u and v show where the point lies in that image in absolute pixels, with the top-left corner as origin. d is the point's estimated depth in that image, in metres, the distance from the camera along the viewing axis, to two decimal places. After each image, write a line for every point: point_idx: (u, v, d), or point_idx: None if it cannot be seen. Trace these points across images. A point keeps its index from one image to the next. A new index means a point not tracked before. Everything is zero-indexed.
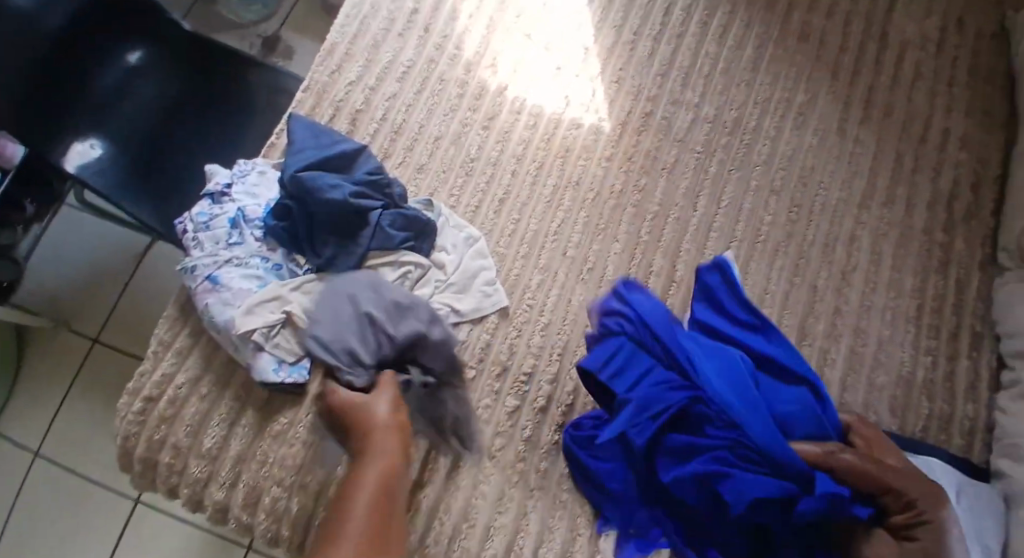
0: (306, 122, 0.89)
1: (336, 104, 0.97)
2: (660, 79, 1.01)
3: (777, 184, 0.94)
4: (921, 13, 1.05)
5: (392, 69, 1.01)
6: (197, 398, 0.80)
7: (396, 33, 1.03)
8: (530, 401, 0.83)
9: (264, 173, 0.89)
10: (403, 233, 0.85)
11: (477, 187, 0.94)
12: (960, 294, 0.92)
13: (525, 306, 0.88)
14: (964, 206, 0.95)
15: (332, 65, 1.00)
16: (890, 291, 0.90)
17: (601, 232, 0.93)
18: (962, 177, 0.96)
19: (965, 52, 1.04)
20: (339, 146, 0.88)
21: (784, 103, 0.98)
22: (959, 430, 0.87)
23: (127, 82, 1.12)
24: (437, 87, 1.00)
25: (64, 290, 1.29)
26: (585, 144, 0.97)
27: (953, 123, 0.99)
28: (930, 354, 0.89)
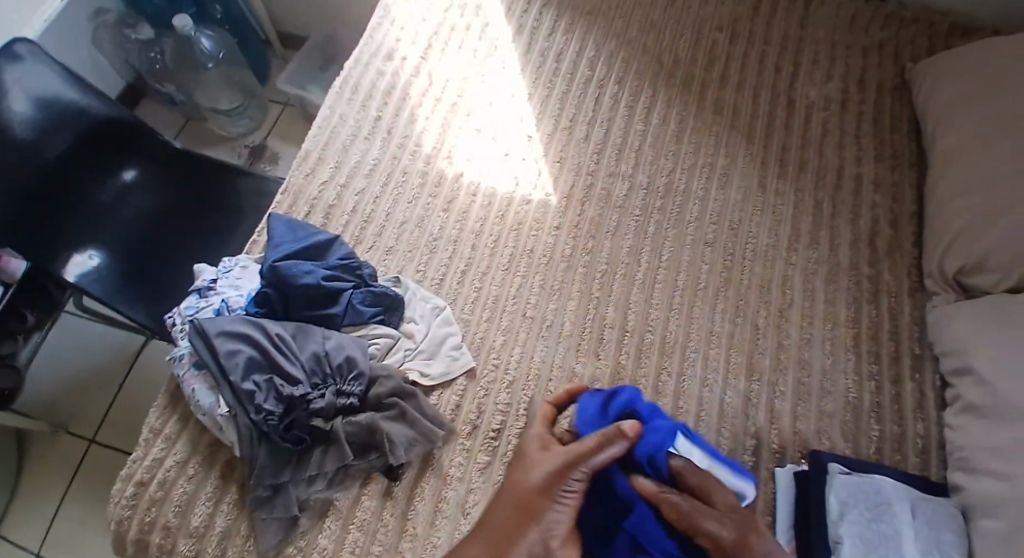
0: (286, 220, 0.99)
1: (311, 202, 1.09)
2: (597, 156, 1.14)
3: (710, 237, 1.05)
4: (822, 78, 1.19)
5: (359, 167, 1.12)
6: (185, 478, 0.84)
7: (362, 137, 1.16)
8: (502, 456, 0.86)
9: (247, 267, 0.97)
10: (373, 307, 0.94)
11: (441, 263, 1.04)
12: (894, 320, 0.98)
13: (491, 367, 0.94)
14: (885, 242, 1.03)
15: (306, 170, 1.12)
16: (826, 324, 0.97)
17: (556, 292, 1.01)
18: (880, 217, 1.05)
19: (869, 106, 1.16)
20: (314, 236, 0.97)
21: (708, 167, 1.12)
22: (914, 450, 0.89)
23: (124, 199, 1.26)
24: (400, 179, 1.12)
25: (64, 396, 1.43)
26: (536, 216, 1.08)
27: (864, 169, 1.10)
28: (873, 379, 0.93)
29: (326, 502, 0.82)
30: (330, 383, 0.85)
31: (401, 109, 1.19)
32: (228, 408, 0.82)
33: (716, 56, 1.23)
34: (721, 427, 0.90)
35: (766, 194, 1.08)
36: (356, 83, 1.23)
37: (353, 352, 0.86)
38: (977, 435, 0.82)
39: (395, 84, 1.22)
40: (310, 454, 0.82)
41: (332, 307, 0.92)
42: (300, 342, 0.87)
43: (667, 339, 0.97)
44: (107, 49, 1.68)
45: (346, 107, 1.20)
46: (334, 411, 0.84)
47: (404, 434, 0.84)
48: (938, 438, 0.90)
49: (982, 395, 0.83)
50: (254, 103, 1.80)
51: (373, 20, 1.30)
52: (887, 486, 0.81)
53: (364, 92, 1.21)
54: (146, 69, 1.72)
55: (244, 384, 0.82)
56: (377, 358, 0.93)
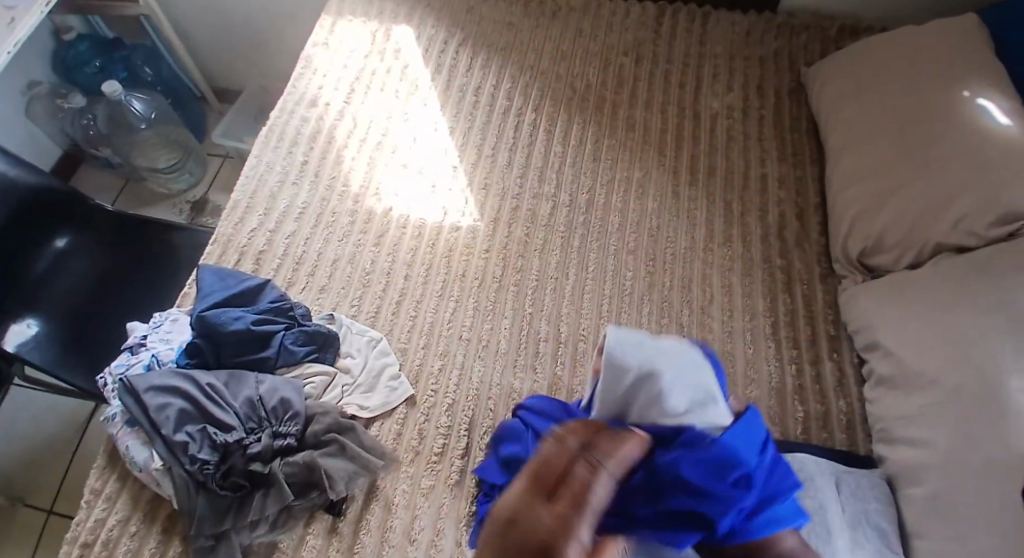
0: (215, 269, 1.01)
1: (242, 250, 1.11)
2: (520, 179, 1.19)
3: (632, 246, 1.11)
4: (723, 89, 1.29)
5: (289, 212, 1.15)
6: (128, 535, 0.84)
7: (291, 183, 1.18)
8: (446, 477, 0.88)
9: (177, 319, 0.99)
10: (306, 346, 0.96)
11: (376, 296, 1.06)
12: (808, 305, 1.04)
13: (430, 392, 0.96)
14: (793, 232, 1.11)
15: (236, 219, 1.14)
16: (745, 316, 1.03)
17: (490, 312, 1.04)
18: (786, 211, 1.13)
19: (768, 110, 1.26)
20: (244, 283, 0.99)
21: (625, 181, 1.18)
22: (839, 427, 0.93)
23: (59, 266, 1.27)
24: (331, 220, 1.14)
25: (16, 469, 1.41)
26: (466, 241, 1.11)
27: (768, 168, 1.18)
28: (794, 362, 0.98)
29: (271, 544, 0.83)
30: (265, 426, 0.87)
31: (328, 152, 1.22)
32: (163, 461, 0.84)
33: (624, 77, 1.32)
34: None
35: (679, 201, 1.15)
36: (282, 132, 1.26)
37: (287, 394, 0.89)
38: (893, 404, 0.87)
39: (320, 129, 1.25)
40: (250, 498, 0.83)
41: (265, 350, 0.94)
42: (234, 390, 0.89)
43: (599, 346, 1.00)
44: (40, 119, 1.69)
45: (272, 155, 1.22)
46: (272, 454, 0.86)
47: (342, 470, 0.85)
48: (860, 412, 0.94)
49: (892, 366, 0.88)
50: (192, 159, 1.81)
51: (295, 70, 1.34)
52: (809, 464, 0.85)
53: (289, 140, 1.24)
54: (81, 137, 1.72)
55: (178, 435, 0.84)
56: (314, 396, 0.95)
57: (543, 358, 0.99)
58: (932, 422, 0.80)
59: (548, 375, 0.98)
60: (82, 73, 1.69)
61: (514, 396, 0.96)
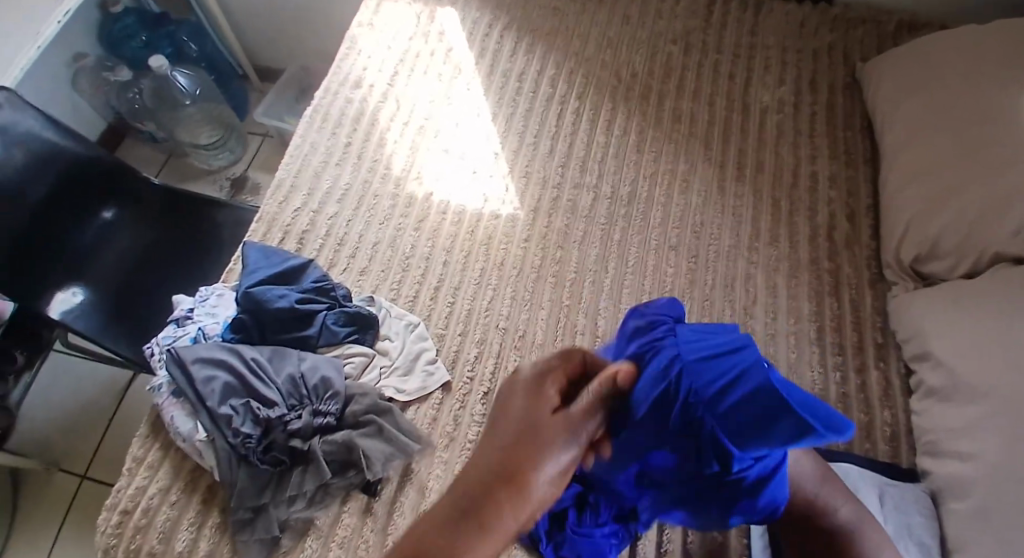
0: (258, 247, 1.02)
1: (285, 228, 1.11)
2: (562, 169, 1.18)
3: (675, 241, 1.09)
4: (774, 83, 1.26)
5: (332, 193, 1.15)
6: (168, 504, 0.86)
7: (333, 164, 1.18)
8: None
9: (223, 294, 1.00)
10: (347, 327, 0.97)
11: (415, 280, 1.06)
12: (855, 310, 1.01)
13: (466, 379, 0.96)
14: (842, 235, 1.08)
15: (279, 198, 1.15)
16: (789, 318, 1.01)
17: (528, 302, 1.03)
18: (835, 212, 1.11)
19: (820, 107, 1.22)
20: (288, 261, 1.00)
21: (669, 174, 1.16)
22: (881, 437, 0.91)
23: (104, 238, 1.29)
24: (372, 202, 1.14)
25: (54, 434, 1.45)
26: (506, 229, 1.11)
27: (818, 167, 1.15)
28: (837, 368, 0.96)
29: (306, 521, 0.84)
30: (306, 404, 0.88)
31: (371, 134, 1.22)
32: (207, 433, 0.85)
33: (672, 68, 1.29)
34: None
35: (724, 198, 1.13)
36: (325, 112, 1.26)
37: (328, 373, 0.90)
38: (940, 416, 0.84)
39: (364, 110, 1.25)
40: (290, 474, 0.85)
41: (307, 328, 0.95)
42: (277, 366, 0.90)
43: None
44: (86, 92, 1.71)
45: (316, 136, 1.22)
46: (311, 431, 0.87)
47: (380, 451, 0.86)
48: (903, 422, 0.92)
49: (942, 378, 0.86)
50: (233, 136, 1.83)
51: (339, 50, 1.33)
52: (854, 473, 0.85)
53: (333, 120, 1.24)
54: (127, 110, 1.74)
55: (222, 408, 0.85)
56: (353, 376, 0.96)
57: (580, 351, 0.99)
58: (983, 437, 0.77)
59: None
60: (128, 47, 1.72)
61: None
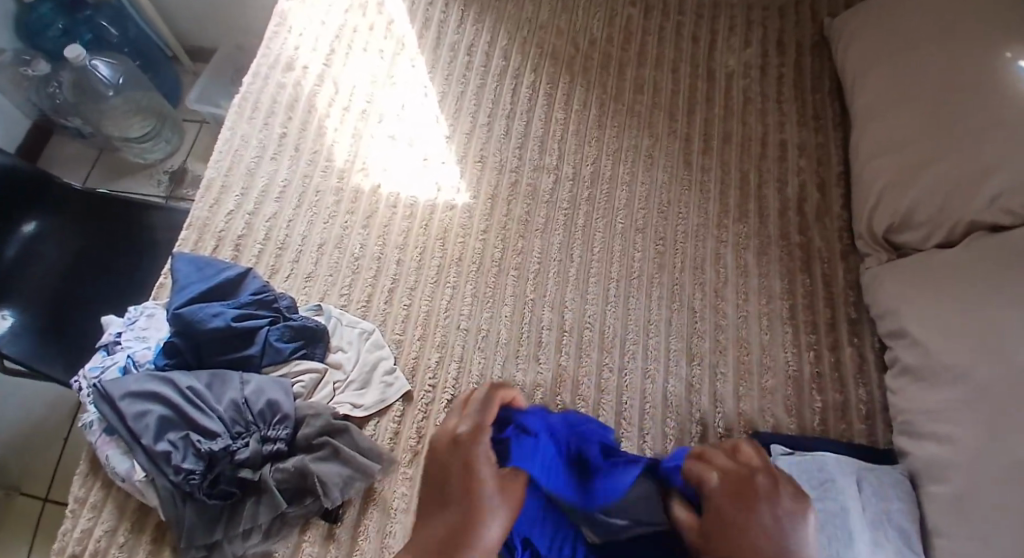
0: (190, 258, 0.94)
1: (219, 235, 1.02)
2: (520, 151, 1.10)
3: (641, 223, 1.03)
4: (739, 46, 1.19)
5: (270, 191, 1.06)
6: (116, 546, 0.81)
7: (269, 158, 1.09)
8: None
9: (154, 314, 0.93)
10: (293, 342, 0.90)
11: (367, 283, 0.99)
12: (828, 285, 0.98)
13: (427, 387, 0.91)
14: (812, 206, 1.04)
15: (211, 201, 1.05)
16: (762, 297, 0.97)
17: (490, 299, 0.98)
18: (805, 181, 1.06)
19: (786, 70, 1.16)
20: (224, 273, 0.92)
21: (632, 151, 1.10)
22: (858, 416, 0.89)
23: (30, 251, 1.19)
24: (315, 199, 1.05)
25: (7, 458, 1.37)
26: (462, 220, 1.04)
27: (786, 135, 1.10)
28: (811, 348, 0.93)
29: (264, 553, 0.79)
30: (253, 431, 0.82)
31: (308, 122, 1.13)
32: (146, 472, 0.80)
33: (631, 32, 1.21)
34: (644, 410, 0.90)
35: (690, 173, 1.07)
36: (256, 101, 1.15)
37: (274, 395, 0.84)
38: (918, 396, 0.82)
39: (299, 96, 1.16)
40: (241, 506, 0.80)
41: (249, 348, 0.88)
42: (217, 391, 0.84)
43: (606, 334, 0.95)
44: (7, 89, 1.59)
45: (249, 127, 1.13)
46: (261, 459, 0.81)
47: (337, 475, 0.81)
48: (880, 400, 0.89)
49: (918, 356, 0.83)
50: (168, 125, 1.71)
51: (268, 28, 1.22)
52: (830, 461, 0.81)
53: (265, 109, 1.14)
54: (49, 106, 1.62)
55: (160, 445, 0.80)
56: (304, 396, 0.88)
57: (547, 348, 0.94)
58: (960, 419, 0.75)
59: (553, 366, 0.92)
60: (46, 38, 1.57)
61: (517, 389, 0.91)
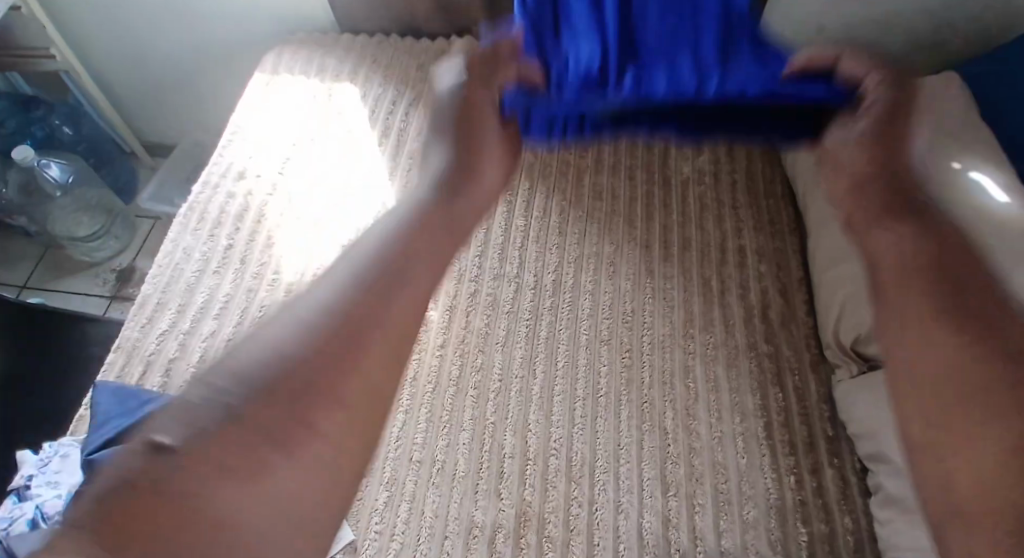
0: (111, 390, 0.88)
1: (148, 359, 0.95)
2: (479, 260, 1.07)
3: (606, 334, 0.99)
4: (693, 152, 1.21)
5: (208, 309, 0.99)
6: None
7: (210, 272, 1.04)
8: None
9: (69, 455, 0.86)
10: None
11: None
12: (802, 399, 0.93)
13: (373, 534, 0.84)
14: (779, 313, 1.01)
15: (143, 320, 0.99)
16: (736, 415, 0.92)
17: (447, 424, 0.92)
18: (769, 287, 1.03)
19: (742, 174, 1.17)
20: (148, 406, 0.87)
21: (595, 257, 1.07)
22: (847, 549, 0.82)
23: None
24: (257, 316, 0.99)
25: None
26: (419, 336, 1.00)
27: (746, 240, 1.09)
28: (791, 472, 0.87)
29: None
30: None
31: (257, 231, 1.08)
32: None
33: None
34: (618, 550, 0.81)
35: (653, 280, 1.04)
36: (204, 211, 1.11)
37: None
38: (904, 530, 0.75)
39: (249, 206, 1.11)
40: None
41: None
42: None
43: (574, 462, 0.88)
44: None
45: (191, 239, 1.08)
46: None
47: None
48: (866, 530, 0.83)
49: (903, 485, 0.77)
50: (119, 221, 1.65)
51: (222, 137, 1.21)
52: None
53: (211, 220, 1.10)
54: None
55: None
56: None
57: (509, 481, 0.87)
58: None
59: (516, 501, 0.85)
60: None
61: (476, 531, 0.83)
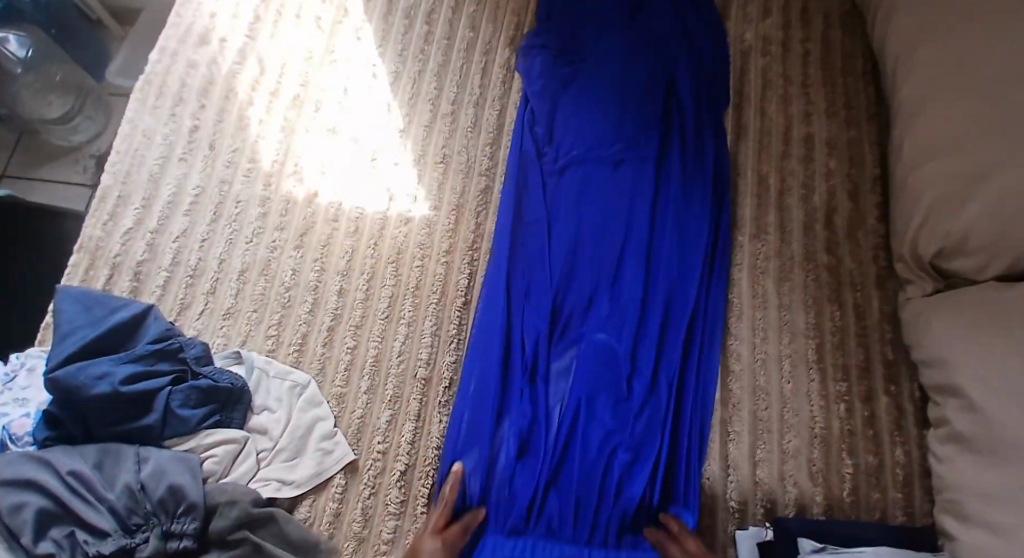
0: (75, 293, 0.77)
1: (114, 260, 0.87)
2: (491, 148, 0.92)
3: None
4: (758, 16, 1.00)
5: (177, 204, 0.90)
6: None
7: (176, 158, 0.93)
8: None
9: (35, 368, 0.79)
10: (202, 408, 0.77)
11: (300, 321, 0.84)
12: (861, 317, 0.82)
13: (376, 455, 0.78)
14: (845, 218, 0.86)
15: (106, 215, 0.90)
16: (785, 335, 0.81)
17: (455, 340, 0.83)
18: (836, 188, 0.88)
19: (815, 46, 0.98)
20: (117, 314, 0.78)
21: None
22: (893, 482, 0.74)
23: None
24: (234, 211, 0.90)
25: None
26: (419, 241, 0.88)
27: (814, 128, 0.92)
28: (842, 399, 0.78)
29: None
30: (153, 523, 0.70)
31: (226, 110, 0.95)
32: None
33: None
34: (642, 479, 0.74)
35: None
36: (163, 85, 0.97)
37: (177, 479, 0.71)
38: (966, 472, 0.66)
39: (215, 77, 0.97)
40: None
41: (147, 416, 0.74)
42: (110, 475, 0.71)
43: None
44: None
45: (150, 120, 0.95)
46: None
47: None
48: (918, 464, 0.75)
49: (971, 422, 0.66)
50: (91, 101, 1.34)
51: None
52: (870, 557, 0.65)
53: (173, 95, 0.96)
54: None
55: (39, 547, 0.66)
56: (219, 473, 0.76)
57: None
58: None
59: None
60: None
61: None
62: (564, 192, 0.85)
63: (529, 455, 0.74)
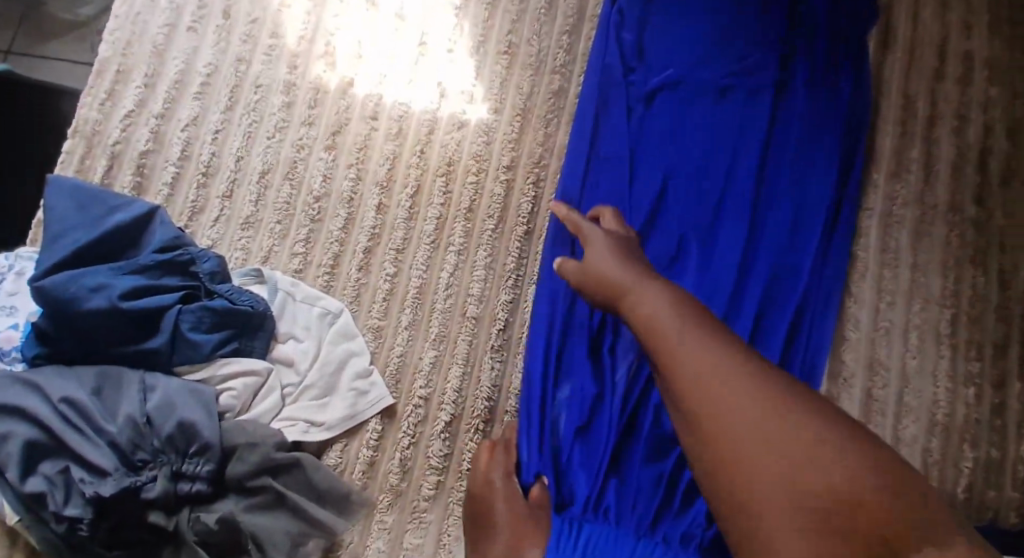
0: (66, 186, 0.64)
1: (113, 148, 0.73)
2: (568, 40, 0.75)
3: None
4: None
5: (185, 83, 0.75)
6: None
7: (184, 26, 0.76)
8: (442, 526, 0.66)
9: (24, 272, 0.67)
10: (217, 333, 0.65)
11: (332, 238, 0.71)
12: (1007, 285, 0.67)
13: (416, 401, 0.68)
14: (1002, 161, 0.70)
15: (103, 93, 0.75)
16: (911, 300, 0.68)
17: (514, 275, 0.70)
18: (997, 121, 0.71)
19: None
20: (116, 215, 0.65)
21: None
22: (1017, 483, 0.63)
23: None
24: (254, 97, 0.74)
25: None
26: (475, 151, 0.72)
27: (979, 42, 0.73)
28: (970, 382, 0.65)
29: None
30: (161, 461, 0.60)
31: None
32: (20, 514, 0.59)
33: None
34: None
35: None
36: None
37: (187, 415, 0.61)
38: None
39: None
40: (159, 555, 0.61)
41: (152, 338, 0.63)
42: (112, 403, 0.61)
43: None
44: None
45: None
46: (179, 501, 0.61)
47: (283, 532, 0.62)
48: None
49: None
50: None
51: None
52: None
53: None
54: None
55: (29, 484, 0.58)
56: (237, 409, 0.65)
57: None
58: None
59: None
60: None
61: None
62: (653, 125, 0.69)
63: (593, 431, 0.62)
